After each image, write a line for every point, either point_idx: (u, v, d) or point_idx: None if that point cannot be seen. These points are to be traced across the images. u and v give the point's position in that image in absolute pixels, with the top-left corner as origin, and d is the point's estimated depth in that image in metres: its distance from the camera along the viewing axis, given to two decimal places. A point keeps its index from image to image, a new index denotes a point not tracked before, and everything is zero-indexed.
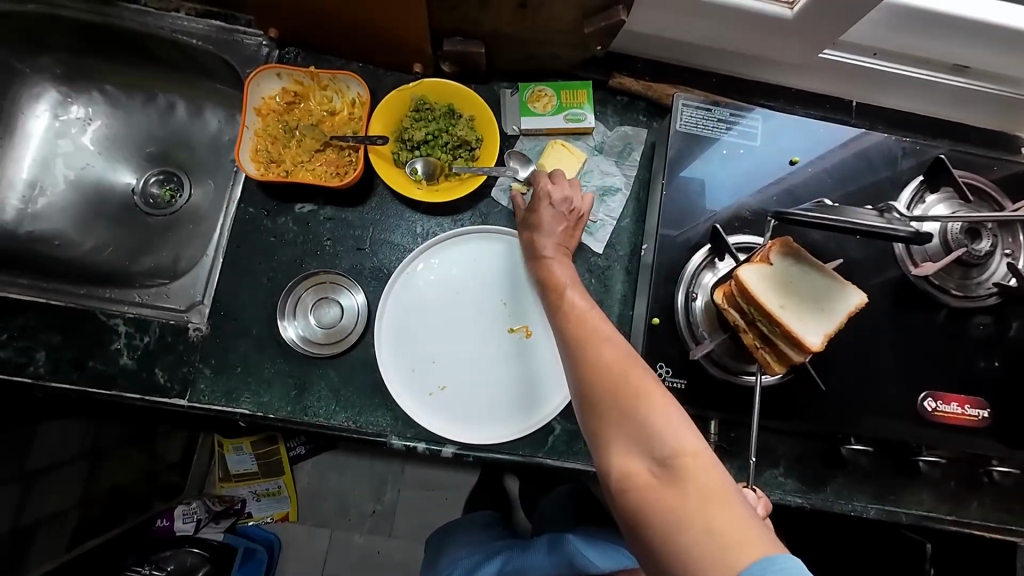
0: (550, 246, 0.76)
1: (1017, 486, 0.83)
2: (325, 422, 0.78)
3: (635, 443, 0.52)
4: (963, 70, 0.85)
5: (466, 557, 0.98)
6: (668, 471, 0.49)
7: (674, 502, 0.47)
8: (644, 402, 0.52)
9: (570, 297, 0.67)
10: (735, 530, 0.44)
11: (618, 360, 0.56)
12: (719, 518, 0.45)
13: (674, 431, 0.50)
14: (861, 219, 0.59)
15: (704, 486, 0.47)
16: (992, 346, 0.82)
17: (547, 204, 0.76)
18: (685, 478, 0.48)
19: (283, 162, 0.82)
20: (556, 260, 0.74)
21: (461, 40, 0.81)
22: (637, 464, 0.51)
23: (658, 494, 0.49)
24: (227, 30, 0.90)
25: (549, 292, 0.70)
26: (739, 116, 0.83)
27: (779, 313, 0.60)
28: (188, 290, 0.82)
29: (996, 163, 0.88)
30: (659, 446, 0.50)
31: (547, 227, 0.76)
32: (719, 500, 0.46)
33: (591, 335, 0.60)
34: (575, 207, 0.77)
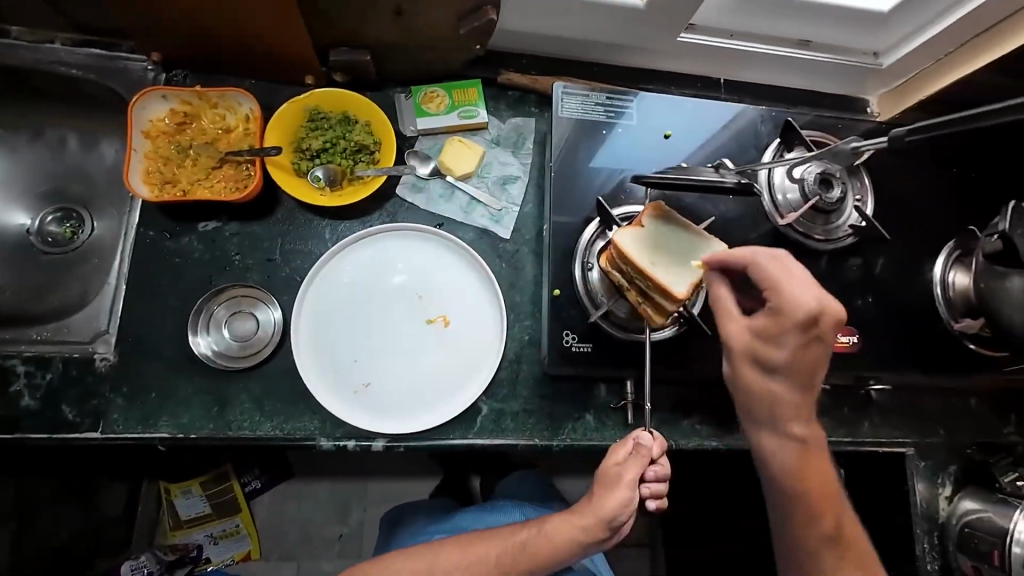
0: (784, 359, 0.62)
1: (896, 401, 0.95)
2: (250, 434, 0.78)
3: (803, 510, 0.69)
4: (806, 44, 0.96)
5: (426, 524, 1.02)
6: (828, 522, 0.70)
7: (829, 543, 0.70)
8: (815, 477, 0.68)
9: (784, 392, 0.65)
10: (854, 545, 0.71)
11: (808, 441, 0.68)
12: (850, 532, 0.71)
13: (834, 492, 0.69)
14: (699, 176, 0.74)
15: (844, 522, 0.71)
16: (861, 283, 0.93)
17: (788, 330, 0.61)
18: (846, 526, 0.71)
19: (179, 182, 0.82)
20: (753, 357, 0.64)
21: (346, 50, 0.84)
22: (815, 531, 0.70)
23: (826, 544, 0.70)
24: (109, 57, 0.89)
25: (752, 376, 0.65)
26: (616, 100, 0.91)
27: (649, 269, 0.67)
28: (91, 320, 0.80)
29: (843, 123, 1.00)
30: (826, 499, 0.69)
31: (784, 339, 0.62)
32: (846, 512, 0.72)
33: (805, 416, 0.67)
34: (828, 324, 0.61)
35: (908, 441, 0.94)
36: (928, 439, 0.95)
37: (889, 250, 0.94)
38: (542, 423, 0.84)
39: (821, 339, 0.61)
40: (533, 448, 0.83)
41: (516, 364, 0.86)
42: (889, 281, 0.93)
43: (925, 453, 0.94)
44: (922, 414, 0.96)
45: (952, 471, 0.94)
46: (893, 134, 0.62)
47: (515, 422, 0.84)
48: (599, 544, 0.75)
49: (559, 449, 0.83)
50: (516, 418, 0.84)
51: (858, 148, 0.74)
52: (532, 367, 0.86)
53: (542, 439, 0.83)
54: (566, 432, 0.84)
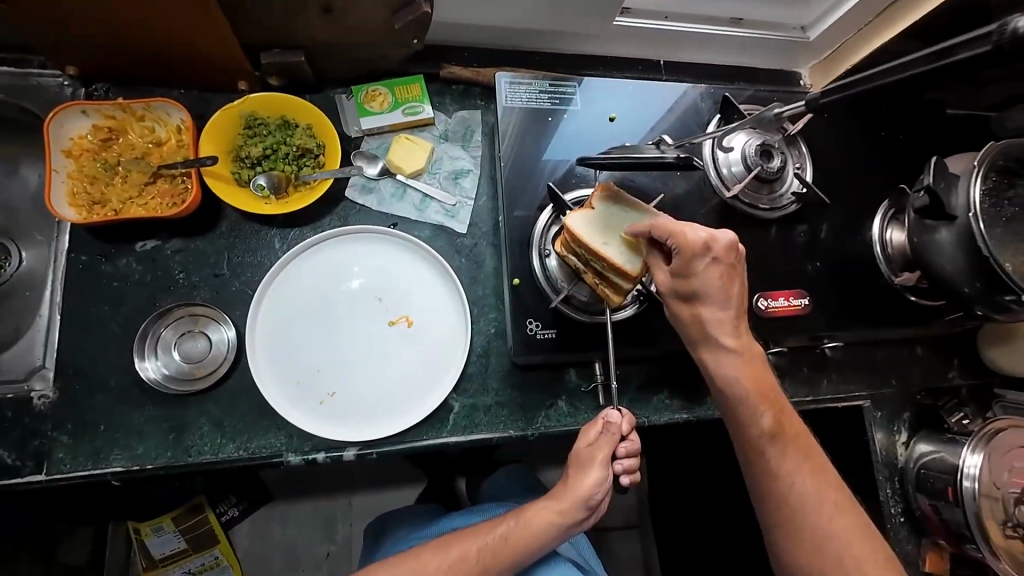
0: (713, 295, 0.65)
1: (849, 357, 1.00)
2: (212, 457, 0.75)
3: (768, 445, 0.69)
4: (737, 21, 0.99)
5: (408, 532, 1.00)
6: (796, 458, 0.69)
7: (799, 480, 0.69)
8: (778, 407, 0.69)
9: (719, 329, 0.67)
10: (828, 482, 0.70)
11: (755, 375, 0.69)
12: (818, 464, 0.71)
13: (791, 427, 0.71)
14: (643, 154, 0.76)
15: (811, 457, 0.71)
16: (807, 247, 0.97)
17: (695, 262, 0.64)
18: (810, 461, 0.70)
19: (108, 202, 0.77)
20: (689, 303, 0.67)
21: (279, 52, 0.81)
22: (781, 469, 0.69)
23: (798, 484, 0.69)
24: (20, 74, 0.83)
25: (693, 323, 0.68)
26: (559, 86, 0.91)
27: (602, 250, 0.68)
28: (26, 356, 0.74)
29: (778, 96, 1.04)
30: (787, 430, 0.70)
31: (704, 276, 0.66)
32: (813, 449, 0.72)
33: (754, 356, 0.69)
34: (733, 251, 0.66)
35: (864, 393, 0.99)
36: (882, 390, 1.00)
37: (831, 214, 0.98)
38: (516, 414, 0.84)
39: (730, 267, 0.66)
40: (510, 440, 0.83)
41: (484, 357, 0.86)
42: (833, 244, 0.98)
43: (880, 404, 1.00)
44: (874, 367, 1.01)
45: (907, 417, 1.00)
46: (810, 99, 0.66)
47: (488, 416, 0.84)
48: (579, 525, 0.75)
49: (534, 437, 0.83)
50: (488, 412, 0.84)
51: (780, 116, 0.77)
52: (501, 360, 0.86)
53: (516, 430, 0.83)
54: (540, 420, 0.84)
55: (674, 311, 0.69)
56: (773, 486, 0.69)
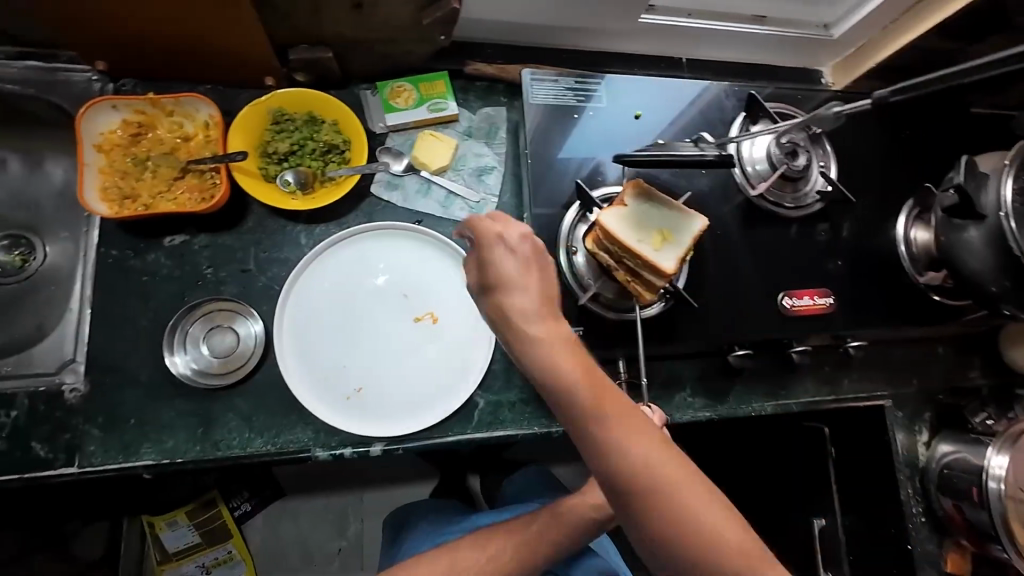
0: (535, 325, 0.57)
1: (869, 357, 1.00)
2: (241, 452, 0.76)
3: (644, 515, 0.49)
4: (760, 18, 0.99)
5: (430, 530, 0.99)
6: (678, 544, 0.49)
7: (694, 571, 0.49)
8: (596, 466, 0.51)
9: (552, 357, 0.55)
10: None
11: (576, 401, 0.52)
12: (749, 551, 0.49)
13: (688, 502, 0.49)
14: (679, 152, 0.72)
15: (737, 548, 0.49)
16: (829, 245, 0.96)
17: (515, 288, 0.58)
18: (717, 549, 0.48)
19: (139, 197, 0.78)
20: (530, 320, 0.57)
21: (306, 48, 0.81)
22: (671, 552, 0.49)
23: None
24: (48, 69, 0.83)
25: (529, 349, 0.56)
26: (585, 83, 0.91)
27: (635, 246, 0.69)
28: (57, 350, 0.75)
29: (801, 94, 1.03)
30: (621, 500, 0.50)
31: (516, 284, 0.58)
32: (731, 534, 0.49)
33: (563, 390, 0.53)
34: (537, 255, 0.60)
35: (885, 393, 0.99)
36: (902, 389, 1.00)
37: (854, 213, 0.98)
38: (540, 411, 0.84)
39: (539, 267, 0.60)
40: (534, 437, 0.83)
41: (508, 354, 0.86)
42: (856, 242, 0.97)
43: (902, 404, 1.00)
44: (894, 366, 1.01)
45: (927, 417, 1.00)
46: (878, 96, 0.61)
47: (513, 413, 0.84)
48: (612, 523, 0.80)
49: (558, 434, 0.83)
50: (513, 408, 0.84)
51: (838, 115, 0.72)
52: None
53: (541, 427, 0.83)
54: None
55: (495, 327, 0.60)
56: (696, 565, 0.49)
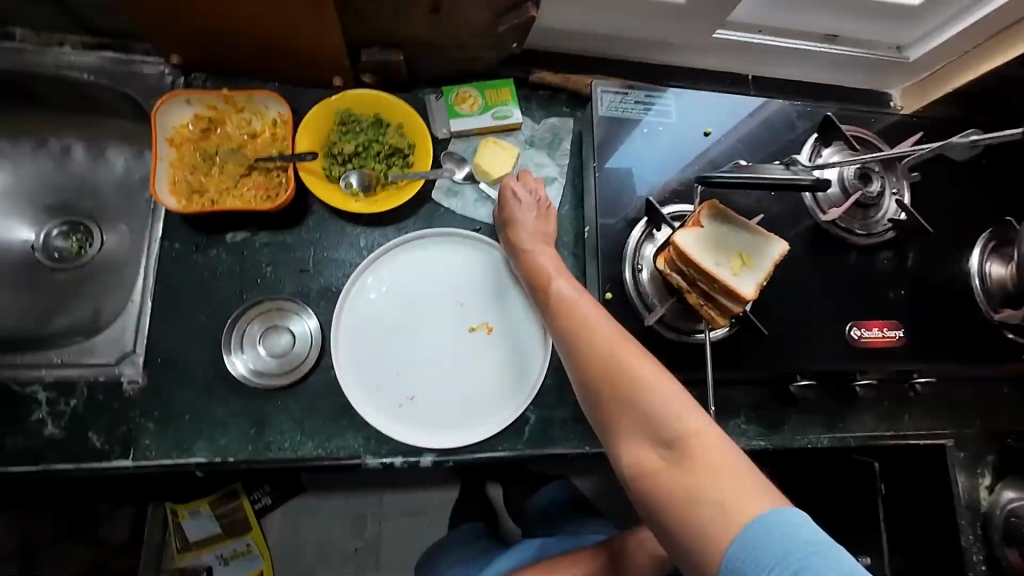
0: (543, 262, 0.74)
1: (935, 393, 0.95)
2: (291, 455, 0.75)
3: (617, 409, 0.56)
4: (833, 38, 0.96)
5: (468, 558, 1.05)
6: (648, 434, 0.54)
7: (658, 464, 0.53)
8: (582, 371, 0.60)
9: (559, 288, 0.69)
10: (685, 486, 0.50)
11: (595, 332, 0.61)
12: (719, 468, 0.50)
13: (668, 403, 0.54)
14: (771, 173, 0.69)
15: (703, 456, 0.51)
16: (895, 275, 0.93)
17: (538, 240, 0.78)
18: (691, 454, 0.51)
19: (206, 192, 0.78)
20: (539, 251, 0.76)
21: (378, 50, 0.81)
22: (639, 442, 0.55)
23: (660, 472, 0.53)
24: (123, 61, 0.84)
25: (537, 285, 0.72)
26: (653, 97, 0.89)
27: (714, 270, 0.67)
28: (117, 341, 0.75)
29: (873, 116, 0.99)
30: (603, 398, 0.58)
31: (523, 218, 0.79)
32: (707, 448, 0.51)
33: (569, 311, 0.65)
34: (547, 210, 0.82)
35: (948, 432, 0.93)
36: (965, 429, 0.94)
37: (923, 242, 0.94)
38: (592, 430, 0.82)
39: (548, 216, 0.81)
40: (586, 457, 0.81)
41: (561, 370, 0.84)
42: (924, 273, 0.93)
43: (964, 445, 0.93)
44: (961, 405, 0.95)
45: (990, 460, 0.93)
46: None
47: (564, 431, 0.81)
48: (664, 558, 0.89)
49: None
50: (565, 426, 0.82)
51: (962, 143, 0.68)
52: None
53: (593, 447, 0.81)
54: None
55: (512, 259, 0.79)
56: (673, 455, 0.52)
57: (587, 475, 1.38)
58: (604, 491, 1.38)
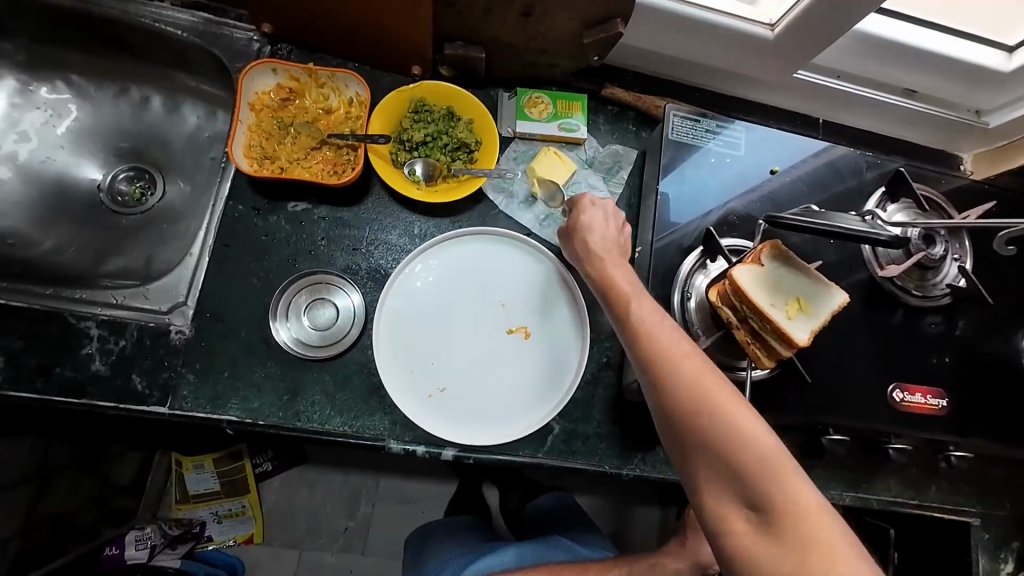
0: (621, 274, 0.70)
1: (969, 470, 0.91)
2: (319, 427, 0.76)
3: (709, 466, 0.53)
4: (911, 93, 0.94)
5: (455, 548, 1.02)
6: (740, 494, 0.51)
7: (749, 530, 0.50)
8: (674, 415, 0.55)
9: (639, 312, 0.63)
10: (780, 558, 0.48)
11: (681, 367, 0.56)
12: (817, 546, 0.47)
13: (775, 474, 0.50)
14: (843, 223, 0.67)
15: (806, 532, 0.48)
16: (943, 340, 0.90)
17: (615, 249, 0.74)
18: (793, 532, 0.48)
19: (277, 159, 0.80)
20: (616, 274, 0.70)
21: (461, 45, 0.82)
22: (727, 501, 0.52)
23: (751, 540, 0.50)
24: (215, 22, 0.87)
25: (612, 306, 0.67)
26: (724, 128, 0.88)
27: (768, 309, 0.66)
28: (170, 291, 0.77)
29: (943, 177, 0.97)
30: (692, 450, 0.54)
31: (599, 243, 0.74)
32: (811, 528, 0.48)
33: (658, 348, 0.59)
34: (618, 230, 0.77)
35: (973, 510, 0.90)
36: (991, 510, 0.91)
37: (977, 312, 0.91)
38: (614, 450, 0.81)
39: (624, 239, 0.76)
40: (605, 475, 0.80)
41: (591, 385, 0.84)
42: (973, 344, 0.91)
43: (989, 525, 0.91)
44: (993, 485, 0.92)
45: (1014, 546, 0.90)
46: None
47: (586, 446, 0.81)
48: None
49: (628, 477, 0.80)
50: (587, 442, 0.81)
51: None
52: (608, 392, 0.83)
53: (612, 467, 0.80)
54: (635, 461, 0.81)
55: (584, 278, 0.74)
56: (766, 517, 0.49)
57: (587, 492, 1.36)
58: (604, 510, 1.36)
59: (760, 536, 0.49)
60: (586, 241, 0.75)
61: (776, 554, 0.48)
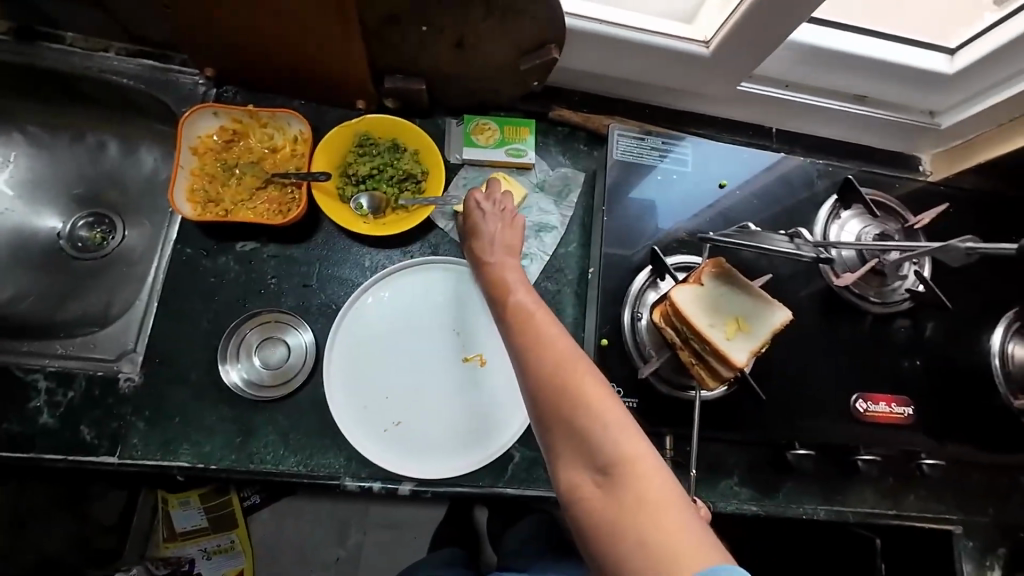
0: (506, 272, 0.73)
1: (947, 476, 0.89)
2: (273, 468, 0.75)
3: (561, 433, 0.54)
4: (862, 99, 0.94)
5: None
6: (587, 457, 0.51)
7: (593, 496, 0.50)
8: (535, 387, 0.56)
9: (518, 300, 0.66)
10: (619, 516, 0.48)
11: (542, 344, 0.58)
12: (651, 504, 0.47)
13: (613, 438, 0.51)
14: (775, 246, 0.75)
15: (640, 493, 0.48)
16: (910, 345, 0.89)
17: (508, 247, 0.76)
18: (629, 491, 0.48)
19: (222, 201, 0.81)
20: (501, 263, 0.74)
21: (402, 78, 0.82)
22: (577, 466, 0.52)
23: (598, 504, 0.50)
24: (162, 69, 0.88)
25: (497, 297, 0.70)
26: (671, 145, 0.89)
27: (707, 331, 0.66)
28: (119, 338, 0.77)
29: (897, 181, 0.96)
30: (547, 420, 0.54)
31: (486, 230, 0.77)
32: (647, 490, 0.48)
33: (528, 327, 0.61)
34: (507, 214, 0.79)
35: (956, 518, 0.87)
36: (975, 517, 0.88)
37: (942, 315, 0.90)
38: None
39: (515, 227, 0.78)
40: None
41: None
42: (940, 347, 0.90)
43: (973, 533, 0.87)
44: (974, 491, 0.89)
45: (1001, 554, 0.87)
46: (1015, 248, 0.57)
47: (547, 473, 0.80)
48: None
49: None
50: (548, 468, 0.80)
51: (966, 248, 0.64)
52: None
53: None
54: None
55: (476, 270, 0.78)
56: (607, 480, 0.50)
57: None
58: None
59: (602, 499, 0.50)
60: (475, 226, 0.78)
61: (614, 512, 0.48)
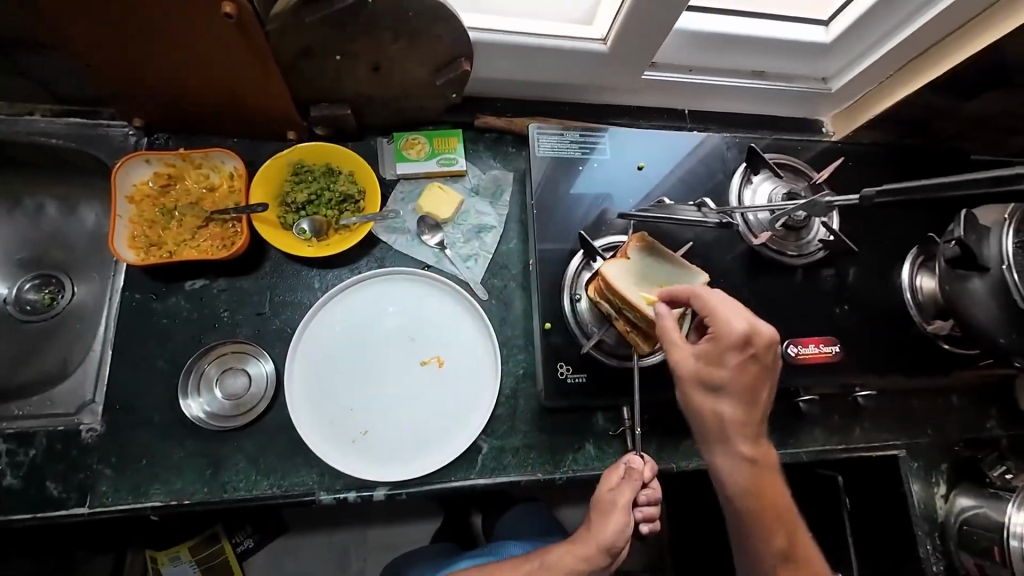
0: (690, 368, 0.67)
1: (884, 405, 0.96)
2: (246, 494, 0.76)
3: (780, 529, 0.71)
4: (760, 74, 1.03)
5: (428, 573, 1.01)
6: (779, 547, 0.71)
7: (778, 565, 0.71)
8: (764, 502, 0.69)
9: (733, 433, 0.67)
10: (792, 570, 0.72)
11: (764, 468, 0.69)
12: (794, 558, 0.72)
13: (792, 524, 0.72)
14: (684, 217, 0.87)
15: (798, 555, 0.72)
16: (834, 291, 0.97)
17: (726, 351, 0.65)
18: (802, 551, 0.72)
19: (164, 244, 0.84)
20: (719, 405, 0.66)
21: (327, 105, 0.86)
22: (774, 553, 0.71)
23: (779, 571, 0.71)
24: (90, 124, 0.91)
25: (715, 435, 0.68)
26: (590, 137, 0.95)
27: (635, 298, 0.73)
28: (77, 390, 0.78)
29: (801, 145, 1.05)
30: (770, 524, 0.70)
31: (725, 376, 0.65)
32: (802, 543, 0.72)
33: (762, 460, 0.69)
34: (767, 346, 0.66)
35: (900, 443, 0.95)
36: (917, 440, 0.95)
37: (856, 260, 0.99)
38: (544, 456, 0.83)
39: (746, 360, 0.65)
40: (539, 483, 0.82)
41: (511, 400, 0.86)
42: (860, 289, 0.98)
43: (917, 454, 0.95)
44: (911, 416, 0.97)
45: (944, 469, 0.95)
46: (865, 194, 0.65)
47: (517, 459, 0.83)
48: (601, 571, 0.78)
49: (563, 481, 0.82)
50: (517, 454, 0.83)
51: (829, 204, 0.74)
52: (530, 401, 0.86)
53: (545, 473, 0.82)
54: (567, 463, 0.83)
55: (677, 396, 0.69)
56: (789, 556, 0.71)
57: (570, 505, 1.35)
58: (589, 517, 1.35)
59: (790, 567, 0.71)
60: (705, 359, 0.66)
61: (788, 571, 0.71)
